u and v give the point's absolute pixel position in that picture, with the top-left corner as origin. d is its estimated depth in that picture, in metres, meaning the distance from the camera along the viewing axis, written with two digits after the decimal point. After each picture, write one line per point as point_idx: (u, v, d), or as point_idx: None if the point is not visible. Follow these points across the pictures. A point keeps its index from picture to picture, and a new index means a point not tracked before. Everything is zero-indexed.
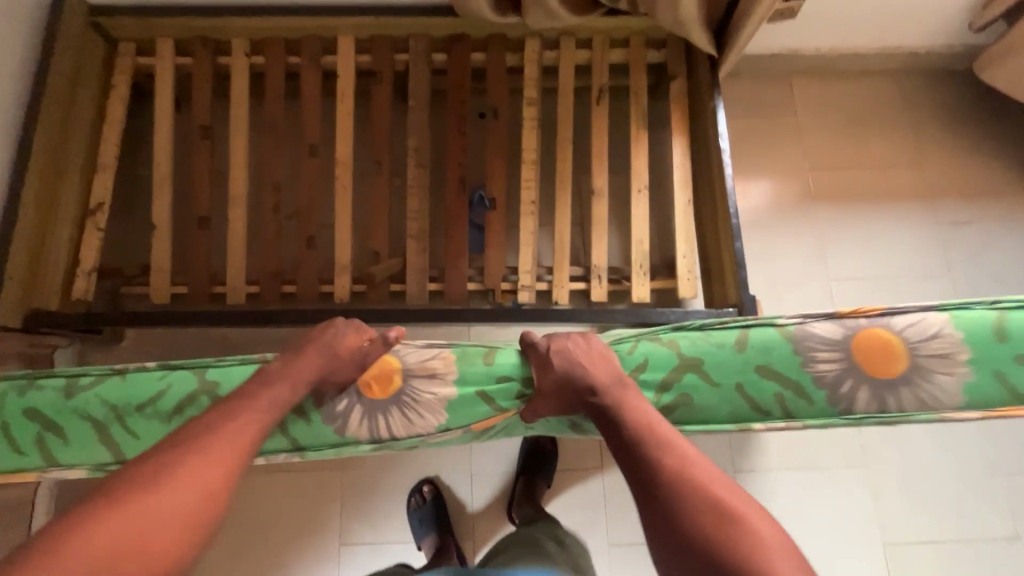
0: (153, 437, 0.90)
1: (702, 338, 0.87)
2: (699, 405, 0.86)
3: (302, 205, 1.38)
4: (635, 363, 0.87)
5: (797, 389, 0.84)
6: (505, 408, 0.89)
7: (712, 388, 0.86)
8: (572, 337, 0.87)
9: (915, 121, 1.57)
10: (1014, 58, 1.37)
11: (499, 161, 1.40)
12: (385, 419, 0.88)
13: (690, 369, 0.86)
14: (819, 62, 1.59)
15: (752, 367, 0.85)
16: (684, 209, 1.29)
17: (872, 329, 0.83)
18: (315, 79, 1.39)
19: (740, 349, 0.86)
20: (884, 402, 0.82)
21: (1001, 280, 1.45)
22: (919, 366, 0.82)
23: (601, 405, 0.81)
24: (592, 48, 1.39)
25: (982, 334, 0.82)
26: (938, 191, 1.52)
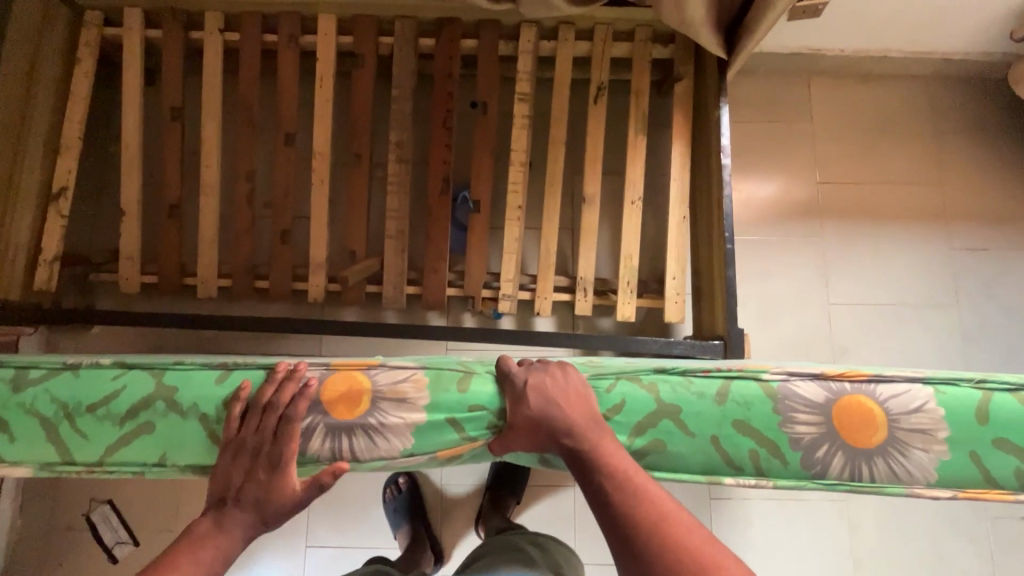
0: (103, 443, 0.71)
1: (682, 386, 0.72)
2: (667, 458, 0.71)
3: (275, 197, 1.31)
4: (608, 402, 0.71)
5: (773, 448, 0.70)
6: (474, 438, 0.72)
7: (683, 441, 0.71)
8: (549, 369, 0.71)
9: (939, 133, 1.46)
10: None
11: (487, 158, 1.30)
12: (348, 441, 0.71)
13: (666, 416, 0.71)
14: (842, 63, 1.46)
15: (729, 422, 0.71)
16: (679, 227, 1.21)
17: (854, 396, 0.70)
18: (292, 61, 1.29)
19: (720, 401, 0.71)
20: (861, 478, 0.70)
21: (1010, 313, 1.37)
22: (898, 440, 0.69)
23: (570, 448, 0.65)
24: (593, 40, 1.27)
25: (961, 411, 0.70)
26: (955, 212, 1.42)
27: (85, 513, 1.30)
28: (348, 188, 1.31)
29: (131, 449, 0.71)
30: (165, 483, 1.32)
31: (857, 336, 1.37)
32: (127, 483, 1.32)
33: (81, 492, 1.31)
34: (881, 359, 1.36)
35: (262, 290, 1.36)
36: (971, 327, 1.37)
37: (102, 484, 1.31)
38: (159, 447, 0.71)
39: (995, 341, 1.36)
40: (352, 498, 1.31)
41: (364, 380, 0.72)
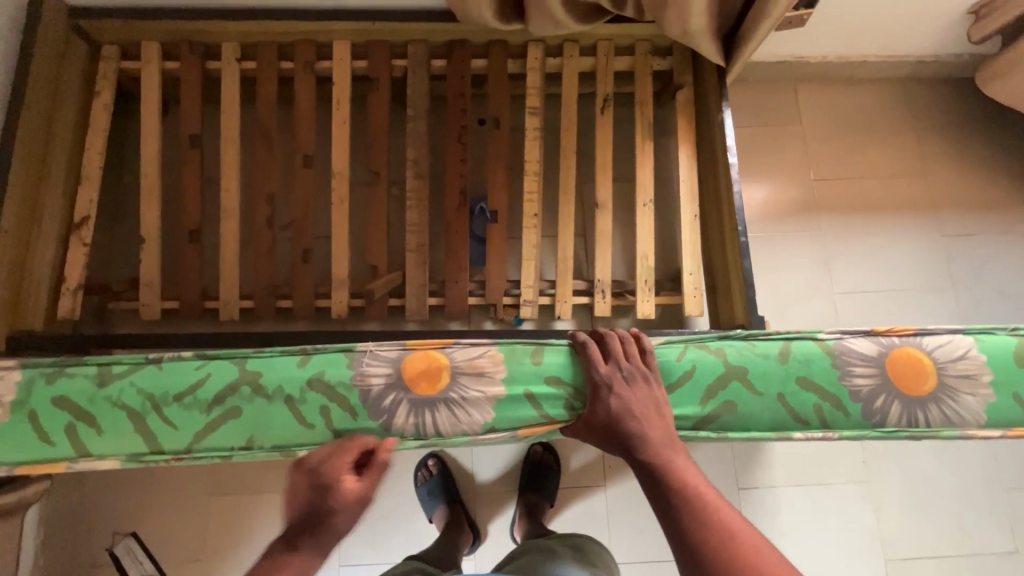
0: (193, 428, 0.79)
1: (748, 348, 0.79)
2: (737, 417, 0.78)
3: (296, 217, 1.33)
4: (682, 370, 0.78)
5: (835, 401, 0.77)
6: (551, 414, 0.80)
7: (751, 399, 0.78)
8: (635, 379, 0.75)
9: (919, 130, 1.56)
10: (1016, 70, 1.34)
11: (502, 171, 1.35)
12: (433, 416, 0.80)
13: (734, 377, 0.78)
14: (824, 70, 1.57)
15: (793, 380, 0.78)
16: (691, 223, 1.26)
17: (902, 349, 0.78)
18: (309, 86, 1.34)
19: (783, 360, 0.79)
20: (917, 425, 0.76)
21: (1003, 294, 1.45)
22: (948, 387, 0.76)
23: (638, 456, 0.68)
24: (596, 56, 1.35)
25: (1002, 357, 0.77)
26: (941, 201, 1.51)
27: (108, 548, 1.27)
28: (368, 206, 1.34)
29: (220, 433, 0.79)
30: (190, 513, 1.29)
31: (864, 321, 1.43)
32: (151, 514, 1.29)
33: (105, 527, 1.28)
34: None
35: (284, 310, 1.36)
36: (969, 307, 1.44)
37: (125, 517, 1.29)
38: (245, 431, 0.79)
39: (993, 319, 1.43)
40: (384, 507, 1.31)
41: (440, 359, 0.81)
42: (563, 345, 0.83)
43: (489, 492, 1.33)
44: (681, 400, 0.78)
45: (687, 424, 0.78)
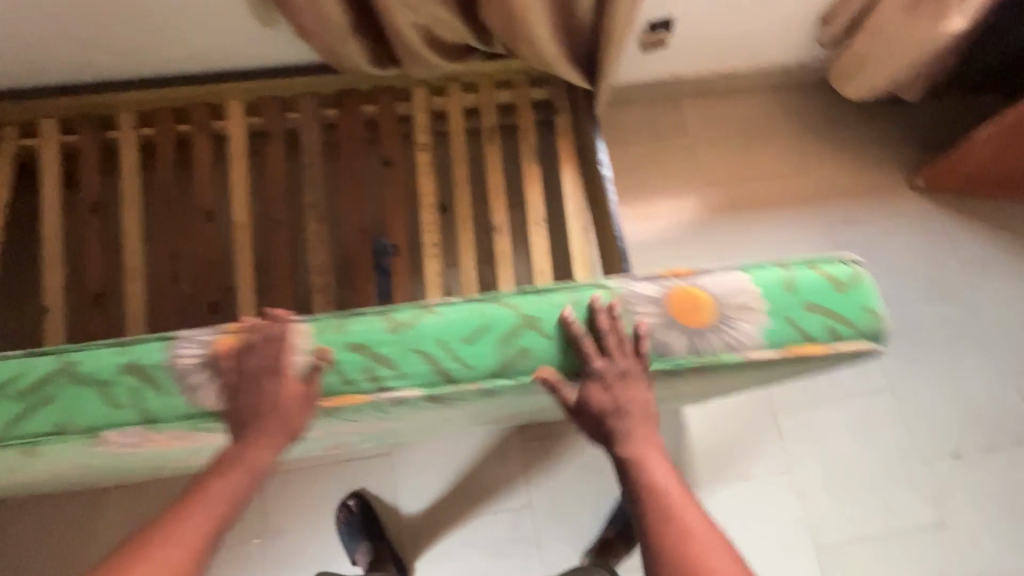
0: (4, 417, 0.70)
1: (538, 298, 0.71)
2: (528, 369, 0.70)
3: (202, 271, 1.36)
4: (480, 324, 0.70)
5: (626, 342, 0.71)
6: (356, 385, 0.70)
7: (542, 349, 0.70)
8: (628, 373, 0.71)
9: (799, 130, 1.66)
10: (859, 65, 1.44)
11: (399, 206, 1.40)
12: (240, 393, 0.70)
13: (525, 330, 0.70)
14: (705, 84, 1.66)
15: (586, 325, 0.71)
16: (580, 237, 1.31)
17: (675, 288, 0.72)
18: (207, 146, 1.39)
19: (573, 308, 0.71)
20: (702, 360, 0.72)
21: (894, 273, 1.52)
22: (720, 318, 0.71)
23: (615, 450, 0.72)
24: (479, 92, 1.44)
25: (767, 287, 0.71)
26: (825, 195, 1.60)
27: None
28: (272, 253, 1.37)
29: (32, 421, 0.70)
30: None
31: None
32: None
33: None
34: None
35: None
36: None
37: None
38: (55, 418, 0.70)
39: (885, 299, 1.49)
40: (312, 554, 1.31)
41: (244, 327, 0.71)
42: (376, 310, 0.72)
43: (417, 527, 1.33)
44: (479, 354, 0.70)
45: (486, 380, 0.70)
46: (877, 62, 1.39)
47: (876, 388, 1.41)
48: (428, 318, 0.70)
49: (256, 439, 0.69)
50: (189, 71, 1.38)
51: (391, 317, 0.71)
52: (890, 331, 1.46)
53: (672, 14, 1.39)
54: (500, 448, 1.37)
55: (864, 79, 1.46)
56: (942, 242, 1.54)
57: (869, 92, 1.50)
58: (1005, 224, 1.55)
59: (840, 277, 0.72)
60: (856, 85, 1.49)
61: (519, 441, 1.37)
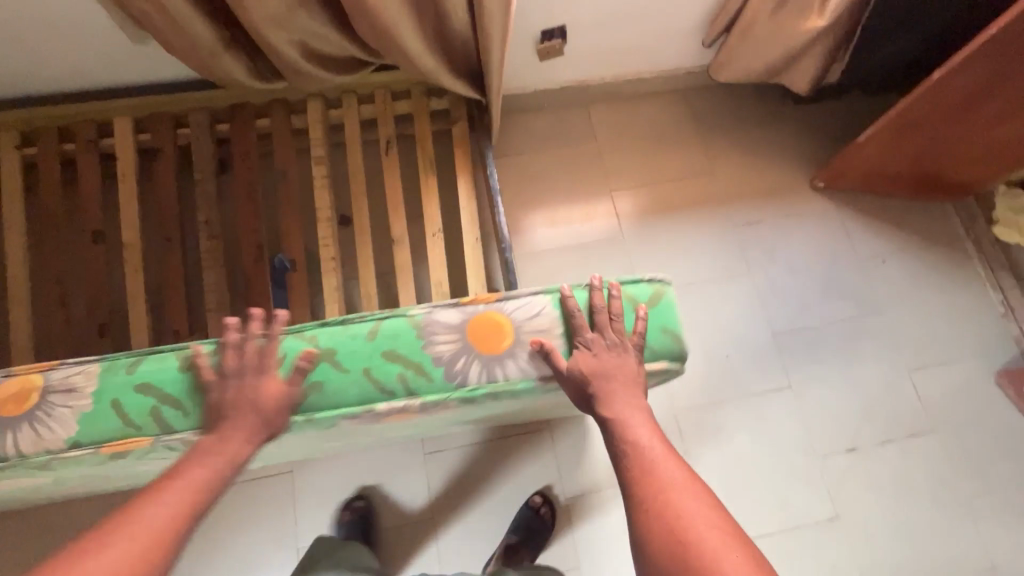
0: None
1: (339, 329, 0.78)
2: (323, 399, 0.76)
3: (91, 292, 1.32)
4: (274, 360, 0.76)
5: (418, 368, 0.77)
6: (139, 426, 0.74)
7: (337, 379, 0.76)
8: (617, 346, 0.80)
9: (705, 133, 1.67)
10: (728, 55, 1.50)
11: (296, 220, 1.38)
12: (11, 435, 0.72)
13: (321, 360, 0.76)
14: (610, 89, 1.67)
15: (380, 354, 0.77)
16: (474, 247, 1.31)
17: (481, 314, 0.79)
18: (92, 163, 1.35)
19: (370, 338, 0.77)
20: (496, 382, 0.78)
21: (796, 273, 1.54)
22: (522, 343, 0.79)
23: (601, 411, 0.79)
24: (376, 103, 1.41)
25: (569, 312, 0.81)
26: (731, 197, 1.62)
27: None
28: (164, 273, 1.34)
29: None
30: None
31: None
32: None
33: None
34: (697, 334, 1.49)
35: None
36: (767, 290, 1.53)
37: None
38: None
39: (786, 299, 1.52)
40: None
41: (36, 376, 0.74)
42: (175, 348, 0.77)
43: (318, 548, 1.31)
44: (274, 387, 0.76)
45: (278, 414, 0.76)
46: (742, 48, 1.45)
47: (775, 386, 1.45)
48: (225, 355, 0.76)
49: (232, 432, 0.73)
50: (73, 88, 1.34)
51: (186, 355, 0.76)
52: (788, 331, 1.49)
53: (565, 22, 1.40)
54: (403, 462, 1.37)
55: (734, 63, 1.51)
56: (841, 241, 1.58)
57: (740, 76, 1.55)
58: (900, 222, 1.60)
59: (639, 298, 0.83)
60: (733, 66, 1.52)
61: (422, 454, 1.37)
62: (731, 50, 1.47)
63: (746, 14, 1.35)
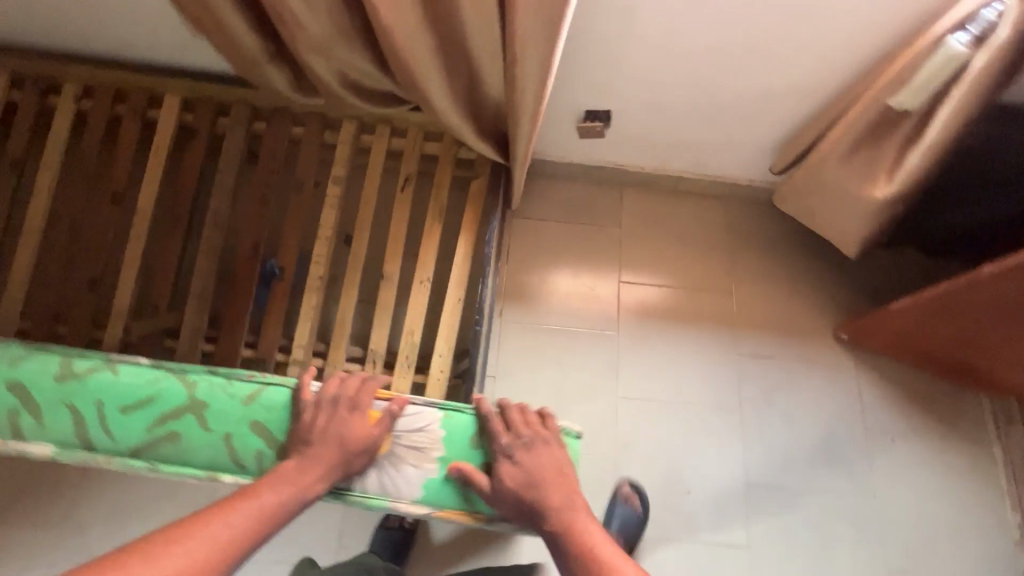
0: None
1: (221, 385, 0.90)
2: (180, 448, 0.87)
3: (94, 247, 1.36)
4: (147, 395, 0.89)
5: (275, 449, 0.87)
6: None
7: (198, 432, 0.88)
8: (536, 446, 0.86)
9: (734, 250, 1.58)
10: (797, 188, 1.38)
11: (297, 230, 1.38)
12: None
13: (191, 411, 0.88)
14: (648, 179, 1.61)
15: (247, 422, 0.88)
16: (453, 308, 1.27)
17: (373, 410, 0.89)
18: (134, 129, 1.41)
19: (246, 403, 0.89)
20: (352, 488, 0.87)
21: (790, 424, 1.42)
22: (395, 454, 0.89)
23: (547, 527, 0.81)
24: (407, 138, 1.41)
25: (460, 438, 0.90)
26: (742, 325, 1.51)
27: None
28: (164, 247, 1.37)
29: None
30: None
31: (642, 435, 1.40)
32: None
33: None
34: (661, 459, 1.38)
35: (61, 337, 1.34)
36: (753, 435, 1.41)
37: None
38: None
39: (773, 450, 1.39)
40: None
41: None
42: (62, 356, 0.91)
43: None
44: (134, 422, 0.88)
45: (127, 448, 0.87)
46: (820, 197, 1.34)
47: (731, 541, 1.31)
48: (105, 376, 0.90)
49: (311, 461, 0.82)
50: (141, 58, 1.42)
51: (68, 367, 0.90)
52: (766, 485, 1.36)
53: (612, 108, 1.37)
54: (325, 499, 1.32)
55: (801, 198, 1.40)
56: (849, 405, 1.44)
57: (804, 216, 1.44)
58: (920, 403, 1.44)
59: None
60: (798, 201, 1.41)
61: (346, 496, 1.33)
62: (797, 182, 1.38)
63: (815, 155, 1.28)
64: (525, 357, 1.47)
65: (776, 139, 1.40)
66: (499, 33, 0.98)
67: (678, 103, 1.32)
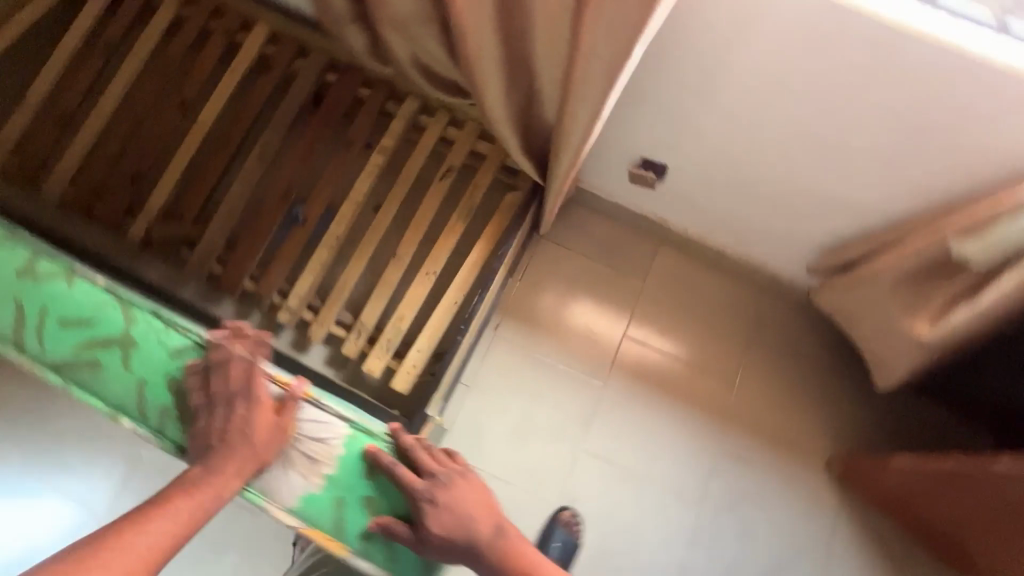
0: None
1: (156, 330, 0.92)
2: (98, 376, 0.91)
3: (149, 145, 1.42)
4: (88, 317, 0.92)
5: (177, 410, 0.90)
6: None
7: (118, 369, 0.91)
8: (455, 483, 0.86)
9: (750, 342, 1.50)
10: (842, 285, 1.30)
11: (331, 186, 1.40)
12: None
13: (121, 346, 0.91)
14: (689, 243, 1.54)
15: (164, 376, 0.91)
16: (446, 308, 1.28)
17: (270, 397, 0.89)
18: (218, 47, 1.47)
19: (171, 357, 0.91)
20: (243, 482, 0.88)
21: (740, 536, 1.38)
22: (287, 457, 0.89)
23: (484, 561, 0.85)
24: (462, 130, 1.41)
25: (353, 465, 0.89)
26: (731, 421, 1.45)
27: None
28: (209, 163, 1.42)
29: None
30: None
31: (591, 494, 1.38)
32: None
33: None
34: (601, 524, 1.37)
35: (92, 215, 1.37)
36: (701, 532, 1.38)
37: None
38: None
39: (711, 556, 1.37)
40: (64, 435, 1.32)
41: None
42: (29, 252, 0.94)
43: (159, 468, 1.32)
44: (67, 338, 0.91)
45: (52, 359, 0.91)
46: (859, 305, 1.27)
47: None
48: (59, 285, 0.93)
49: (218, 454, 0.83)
50: None
51: (29, 265, 0.93)
52: None
53: (671, 164, 1.30)
54: None
55: (842, 299, 1.32)
56: (808, 539, 1.38)
57: (839, 314, 1.36)
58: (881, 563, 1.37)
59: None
60: (835, 298, 1.34)
61: None
62: (841, 283, 1.30)
63: (866, 268, 1.21)
64: (504, 378, 1.44)
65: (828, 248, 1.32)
66: (566, 63, 0.94)
67: (738, 180, 1.25)
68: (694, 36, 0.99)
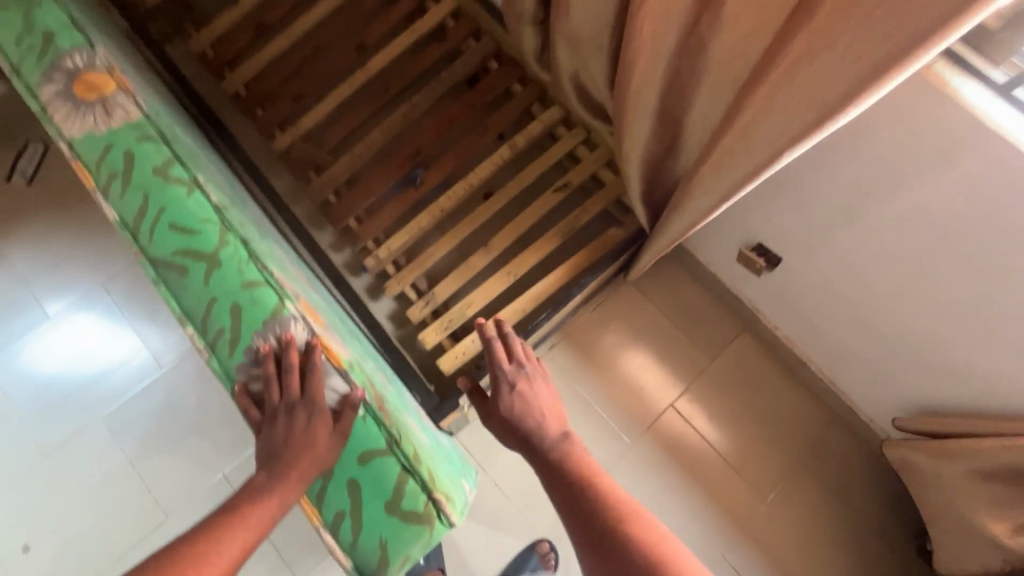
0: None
1: (241, 257, 0.87)
2: (180, 282, 0.87)
3: (318, 72, 1.55)
4: (191, 227, 0.88)
5: (233, 340, 0.84)
6: (94, 167, 0.92)
7: (198, 282, 0.86)
8: (532, 378, 0.93)
9: (799, 465, 1.40)
10: (924, 450, 1.16)
11: (454, 161, 1.47)
12: (53, 80, 0.96)
13: (206, 263, 0.87)
14: (773, 342, 1.45)
15: (232, 301, 0.85)
16: (513, 312, 1.31)
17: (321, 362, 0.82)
18: (406, 6, 1.58)
19: (244, 286, 0.85)
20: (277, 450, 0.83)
21: None
22: None
23: (539, 448, 0.87)
24: (592, 152, 1.43)
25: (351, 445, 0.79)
26: (748, 534, 1.36)
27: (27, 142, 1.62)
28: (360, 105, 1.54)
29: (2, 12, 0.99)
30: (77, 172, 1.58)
31: None
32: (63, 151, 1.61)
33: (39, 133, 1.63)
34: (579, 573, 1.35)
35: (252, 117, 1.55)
36: None
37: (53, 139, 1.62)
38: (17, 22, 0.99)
39: None
40: None
41: (121, 84, 0.97)
42: (170, 154, 0.92)
43: None
44: (167, 238, 0.88)
45: (150, 254, 0.89)
46: (937, 483, 1.13)
47: None
48: (180, 190, 0.90)
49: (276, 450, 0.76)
50: None
51: (166, 165, 0.91)
52: None
53: (785, 259, 1.24)
54: None
55: (917, 469, 1.19)
56: None
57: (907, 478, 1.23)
58: None
59: (403, 504, 0.77)
60: (913, 459, 1.19)
61: None
62: (926, 449, 1.16)
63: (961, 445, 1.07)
64: None
65: (923, 406, 1.20)
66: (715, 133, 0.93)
67: (851, 300, 1.17)
68: (860, 145, 0.93)
